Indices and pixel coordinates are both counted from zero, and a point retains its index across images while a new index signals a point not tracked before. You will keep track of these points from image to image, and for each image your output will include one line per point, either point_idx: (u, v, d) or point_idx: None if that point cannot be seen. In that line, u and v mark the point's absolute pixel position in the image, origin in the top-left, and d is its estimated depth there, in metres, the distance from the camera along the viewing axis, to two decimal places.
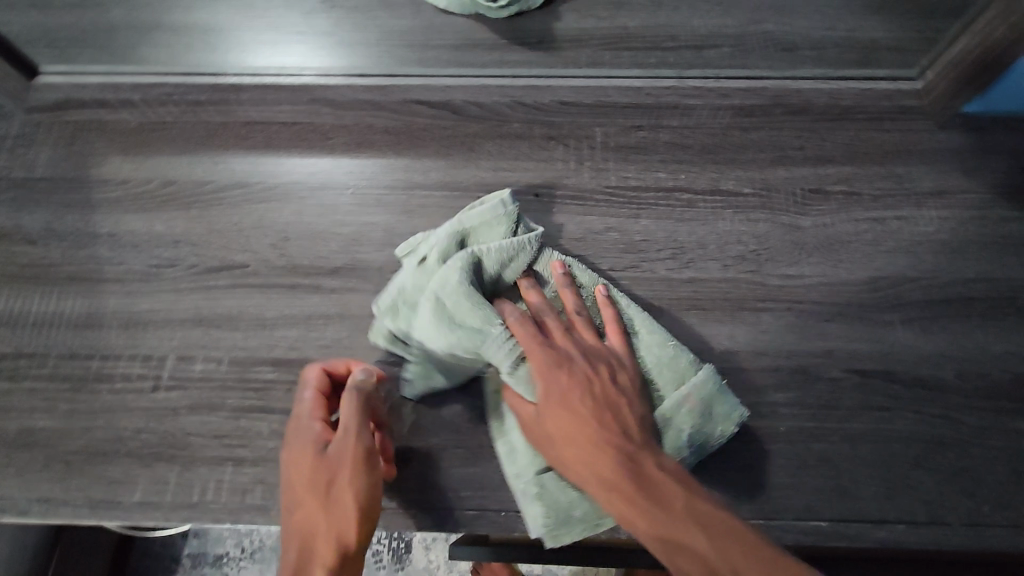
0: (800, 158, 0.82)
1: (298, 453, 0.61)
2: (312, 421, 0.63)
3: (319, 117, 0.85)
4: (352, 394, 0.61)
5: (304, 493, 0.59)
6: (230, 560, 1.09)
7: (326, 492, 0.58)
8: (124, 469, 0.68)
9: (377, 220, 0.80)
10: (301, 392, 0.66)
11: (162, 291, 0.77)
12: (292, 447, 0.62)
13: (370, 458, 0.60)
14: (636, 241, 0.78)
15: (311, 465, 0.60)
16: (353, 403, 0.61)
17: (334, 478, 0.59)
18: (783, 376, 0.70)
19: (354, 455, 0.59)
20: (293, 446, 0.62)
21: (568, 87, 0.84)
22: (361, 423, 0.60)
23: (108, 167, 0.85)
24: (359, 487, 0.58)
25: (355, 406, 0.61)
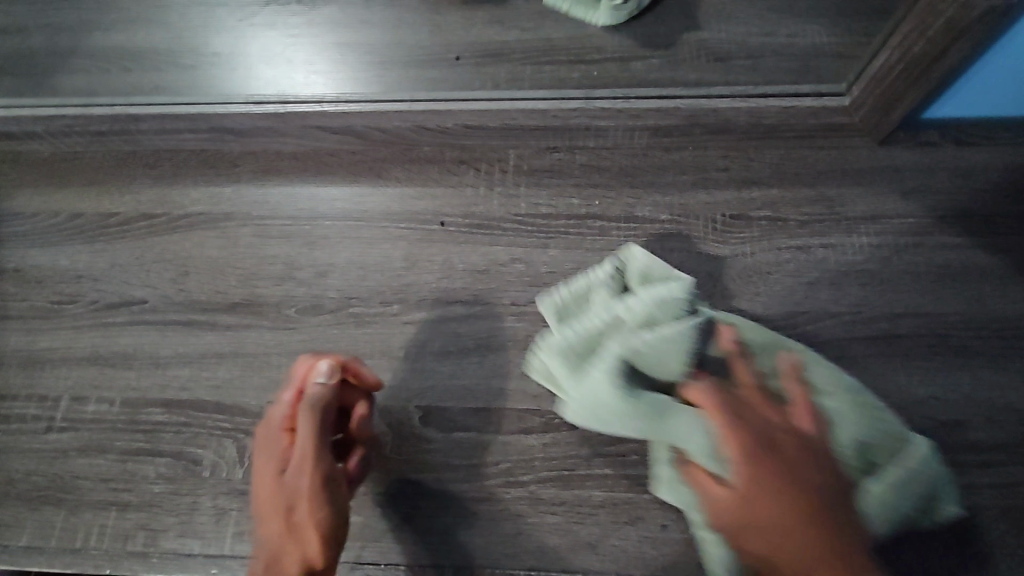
0: (724, 180, 0.76)
1: (271, 464, 0.61)
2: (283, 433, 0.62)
3: (225, 144, 0.83)
4: (311, 406, 0.60)
5: (271, 508, 0.59)
6: None
7: (291, 511, 0.58)
8: (13, 512, 0.68)
9: (278, 253, 0.78)
10: (283, 394, 0.64)
11: (62, 329, 0.76)
12: (262, 457, 0.62)
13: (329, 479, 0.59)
14: (541, 273, 0.74)
15: (278, 483, 0.60)
16: (310, 417, 0.60)
17: (297, 500, 0.58)
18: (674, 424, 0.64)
19: (315, 477, 0.58)
20: (263, 457, 0.62)
21: (469, 110, 0.78)
22: (321, 442, 0.60)
23: (19, 200, 0.84)
24: (321, 509, 0.57)
25: (315, 421, 0.60)
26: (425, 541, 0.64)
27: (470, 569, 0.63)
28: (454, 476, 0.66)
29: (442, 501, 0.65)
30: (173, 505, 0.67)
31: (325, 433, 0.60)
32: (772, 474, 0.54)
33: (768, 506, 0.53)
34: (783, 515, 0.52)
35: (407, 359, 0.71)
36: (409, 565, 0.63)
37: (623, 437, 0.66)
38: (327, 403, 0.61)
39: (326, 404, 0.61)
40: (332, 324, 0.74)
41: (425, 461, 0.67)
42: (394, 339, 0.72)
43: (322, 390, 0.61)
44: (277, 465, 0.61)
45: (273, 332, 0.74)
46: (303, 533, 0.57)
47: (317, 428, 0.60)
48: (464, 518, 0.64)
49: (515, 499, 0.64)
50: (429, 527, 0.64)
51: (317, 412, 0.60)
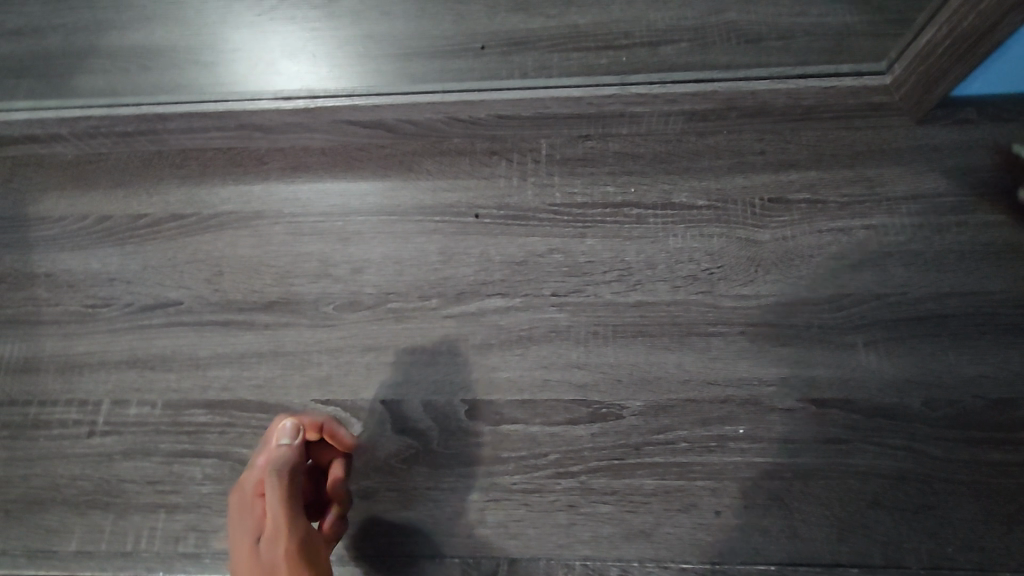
0: (760, 165, 0.75)
1: (245, 539, 0.59)
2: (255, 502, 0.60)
3: (252, 142, 0.83)
4: (278, 469, 0.59)
5: None
6: None
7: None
8: (61, 517, 0.68)
9: (312, 250, 0.77)
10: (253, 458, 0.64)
11: (98, 332, 0.76)
12: (235, 532, 0.60)
13: (308, 543, 0.57)
14: (580, 263, 0.73)
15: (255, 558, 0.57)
16: (277, 480, 0.59)
17: (276, 573, 0.56)
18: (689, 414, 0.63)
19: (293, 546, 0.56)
20: (237, 530, 0.60)
21: (501, 100, 0.77)
22: (295, 504, 0.58)
23: (45, 203, 0.83)
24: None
25: (286, 484, 0.59)
26: (478, 534, 0.64)
27: (525, 560, 0.62)
28: (504, 468, 0.66)
29: (493, 493, 0.65)
30: (222, 505, 0.67)
31: (296, 495, 0.59)
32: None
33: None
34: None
35: (449, 353, 0.71)
36: (462, 558, 0.63)
37: (672, 424, 0.65)
38: (295, 464, 0.60)
39: (295, 465, 0.60)
40: (371, 320, 0.73)
41: (474, 455, 0.66)
42: (435, 333, 0.72)
43: (288, 450, 0.61)
44: (251, 539, 0.58)
45: (312, 330, 0.73)
46: None
47: (288, 490, 0.58)
48: (516, 509, 0.64)
49: (566, 489, 0.64)
50: (482, 519, 0.64)
51: (285, 475, 0.59)
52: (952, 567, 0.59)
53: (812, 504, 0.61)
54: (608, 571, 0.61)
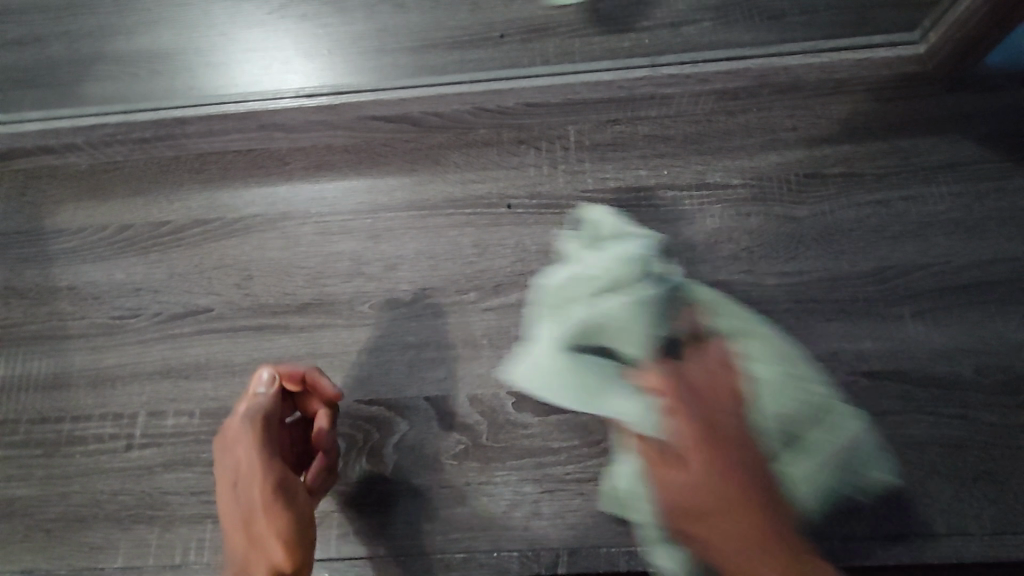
0: (792, 140, 0.75)
1: (222, 478, 0.59)
2: (234, 445, 0.59)
3: (273, 142, 0.81)
4: (253, 414, 0.60)
5: (229, 527, 0.57)
6: None
7: (249, 525, 0.57)
8: (105, 533, 0.66)
9: (343, 249, 0.76)
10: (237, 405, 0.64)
11: (128, 344, 0.74)
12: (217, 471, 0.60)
13: (282, 486, 0.58)
14: (618, 248, 0.73)
15: (232, 497, 0.58)
16: (251, 424, 0.59)
17: (251, 513, 0.57)
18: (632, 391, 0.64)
19: (266, 487, 0.57)
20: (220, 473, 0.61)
21: (532, 87, 0.77)
22: (271, 448, 0.59)
23: (63, 216, 0.81)
24: (281, 517, 0.56)
25: (258, 431, 0.59)
26: (535, 526, 0.63)
27: (585, 550, 0.62)
28: (558, 458, 0.65)
29: (548, 484, 0.64)
30: None
31: (272, 439, 0.60)
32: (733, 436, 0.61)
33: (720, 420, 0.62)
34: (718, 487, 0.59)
35: (490, 346, 0.70)
36: (521, 551, 0.62)
37: None
38: (270, 410, 0.61)
39: (269, 411, 0.61)
40: (409, 317, 0.72)
41: (525, 447, 0.66)
42: (475, 327, 0.71)
43: (263, 396, 0.61)
44: (228, 477, 0.58)
45: (350, 330, 0.72)
46: (265, 544, 0.56)
47: (261, 435, 0.59)
48: (574, 498, 0.63)
49: (622, 476, 0.63)
50: (539, 511, 0.63)
51: (259, 420, 0.60)
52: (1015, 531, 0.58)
53: (868, 476, 0.61)
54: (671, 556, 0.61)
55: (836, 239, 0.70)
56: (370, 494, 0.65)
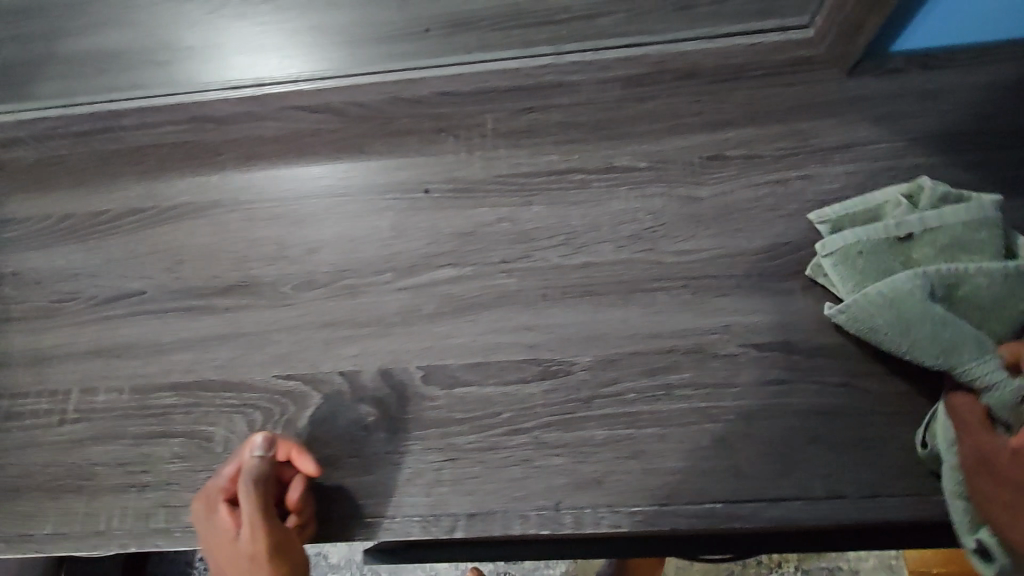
0: (697, 125, 0.78)
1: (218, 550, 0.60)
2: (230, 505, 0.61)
3: (206, 134, 0.85)
4: (250, 481, 0.59)
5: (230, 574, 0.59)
6: None
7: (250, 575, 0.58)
8: (36, 502, 0.70)
9: (269, 233, 0.80)
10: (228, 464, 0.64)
11: (65, 325, 0.78)
12: (210, 536, 0.62)
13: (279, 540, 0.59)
14: (526, 229, 0.76)
15: (231, 548, 0.59)
16: (246, 485, 0.60)
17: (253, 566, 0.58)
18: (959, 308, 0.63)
19: (265, 542, 0.58)
20: (213, 531, 0.61)
21: (442, 78, 0.80)
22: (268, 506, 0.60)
23: (10, 206, 0.85)
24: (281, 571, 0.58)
25: (257, 496, 0.59)
26: (437, 492, 0.66)
27: (482, 514, 0.64)
28: (461, 428, 0.68)
29: (450, 453, 0.67)
30: (191, 480, 0.69)
31: (268, 502, 0.60)
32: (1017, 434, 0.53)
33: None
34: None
35: (403, 323, 0.73)
36: (422, 516, 0.65)
37: (620, 375, 0.68)
38: (266, 476, 0.61)
39: (264, 477, 0.61)
40: (327, 298, 0.75)
41: (431, 419, 0.69)
42: (389, 306, 0.74)
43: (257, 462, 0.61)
44: (230, 534, 0.60)
45: (272, 311, 0.76)
46: None
47: (255, 493, 0.60)
48: (476, 465, 0.66)
49: (519, 446, 0.66)
50: (440, 478, 0.66)
51: (255, 486, 0.60)
52: (886, 494, 0.61)
53: (753, 442, 0.63)
54: (561, 518, 0.63)
55: (738, 219, 0.73)
56: None
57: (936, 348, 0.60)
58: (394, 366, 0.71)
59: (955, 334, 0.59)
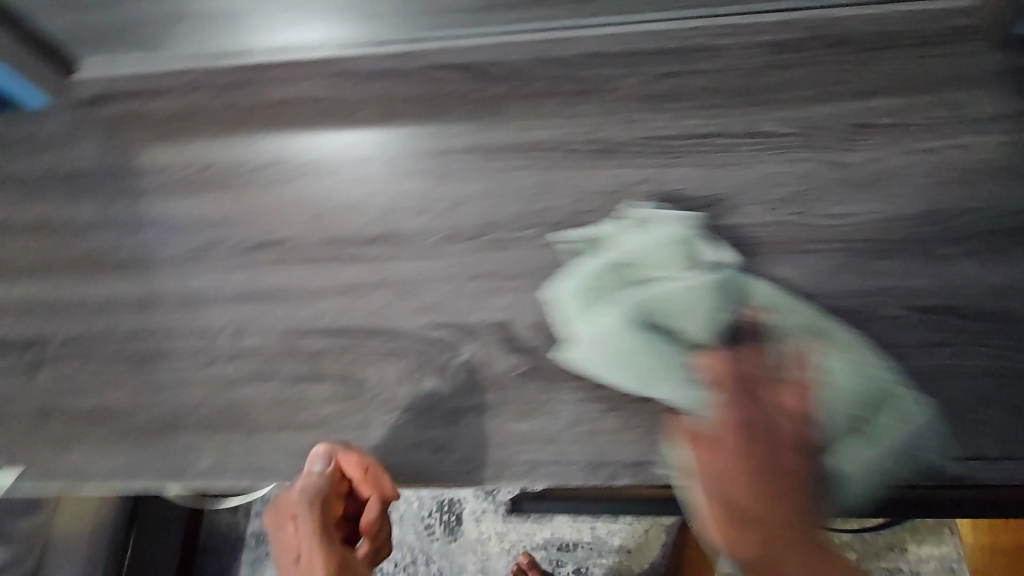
0: (844, 92, 0.78)
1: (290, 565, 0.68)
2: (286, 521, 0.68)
3: (347, 91, 0.86)
4: (312, 497, 0.65)
5: None
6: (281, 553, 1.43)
7: None
8: (191, 438, 0.71)
9: (411, 188, 0.81)
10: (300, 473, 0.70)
11: (213, 270, 0.79)
12: (276, 546, 0.70)
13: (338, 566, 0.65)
14: (673, 190, 0.76)
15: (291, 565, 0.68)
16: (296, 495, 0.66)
17: None
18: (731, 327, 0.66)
19: (328, 561, 0.65)
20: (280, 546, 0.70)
21: (594, 36, 0.81)
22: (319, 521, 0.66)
23: (150, 155, 0.87)
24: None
25: (314, 515, 0.66)
26: (597, 441, 0.66)
27: (645, 463, 0.65)
28: (617, 381, 0.68)
29: (608, 403, 0.67)
30: (347, 421, 0.70)
31: (322, 520, 0.67)
32: (757, 423, 0.57)
33: (774, 418, 0.58)
34: (762, 507, 0.53)
35: (551, 278, 0.74)
36: (583, 464, 0.66)
37: None
38: (324, 493, 0.66)
39: (327, 493, 0.66)
40: (473, 251, 0.76)
41: (587, 370, 0.69)
42: (536, 260, 0.75)
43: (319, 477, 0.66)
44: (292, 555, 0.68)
45: (418, 262, 0.77)
46: None
47: (309, 510, 0.66)
48: (636, 416, 0.67)
49: None
50: (599, 428, 0.67)
51: (316, 501, 0.66)
52: None
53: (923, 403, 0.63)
54: None
55: (892, 186, 0.73)
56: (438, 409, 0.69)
57: (847, 419, 0.59)
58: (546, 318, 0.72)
59: (859, 421, 0.59)
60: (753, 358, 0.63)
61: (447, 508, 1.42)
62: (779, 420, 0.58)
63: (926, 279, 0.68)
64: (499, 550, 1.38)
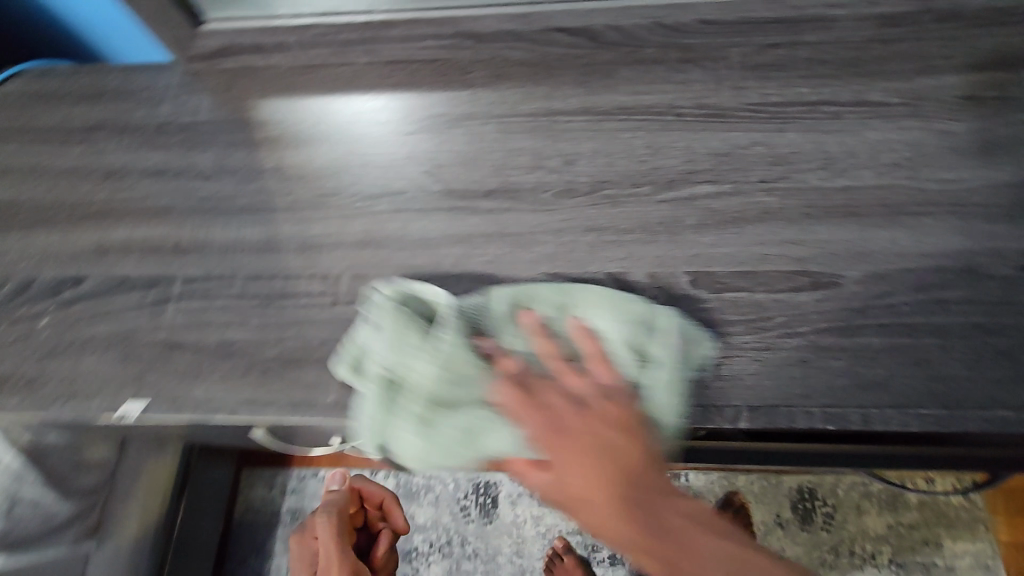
0: (949, 67, 0.81)
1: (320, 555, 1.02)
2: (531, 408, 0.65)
3: (460, 53, 0.89)
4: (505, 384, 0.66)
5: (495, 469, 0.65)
6: None
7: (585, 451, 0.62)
8: (318, 373, 0.74)
9: (524, 146, 0.84)
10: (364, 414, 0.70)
11: (331, 217, 0.82)
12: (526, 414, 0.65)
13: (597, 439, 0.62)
14: (783, 153, 0.79)
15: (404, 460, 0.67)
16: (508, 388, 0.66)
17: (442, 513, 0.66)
18: (567, 361, 0.69)
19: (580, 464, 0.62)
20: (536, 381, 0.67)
21: (708, 4, 0.86)
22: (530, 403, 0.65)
23: (264, 108, 0.90)
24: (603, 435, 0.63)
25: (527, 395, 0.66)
26: (719, 385, 0.68)
27: (766, 407, 0.67)
28: (737, 330, 0.71)
29: (727, 351, 0.70)
30: None
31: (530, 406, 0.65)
32: (590, 432, 0.63)
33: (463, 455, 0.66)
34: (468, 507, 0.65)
35: (665, 233, 0.77)
36: (705, 407, 0.68)
37: (894, 290, 0.70)
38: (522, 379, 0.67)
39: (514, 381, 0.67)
40: (589, 206, 0.79)
41: (705, 320, 0.72)
42: (651, 216, 0.78)
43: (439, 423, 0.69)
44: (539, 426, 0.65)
45: (534, 214, 0.79)
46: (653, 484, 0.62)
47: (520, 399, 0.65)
48: (755, 363, 0.69)
49: (797, 348, 0.69)
50: (720, 373, 0.69)
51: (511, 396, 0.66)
52: None
53: None
54: (849, 417, 0.65)
55: (1000, 154, 0.76)
56: None
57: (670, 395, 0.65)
58: (664, 272, 0.75)
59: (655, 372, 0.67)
60: (605, 366, 0.67)
61: (482, 491, 1.45)
62: (597, 424, 0.63)
63: (945, 250, 0.72)
64: (534, 534, 1.42)
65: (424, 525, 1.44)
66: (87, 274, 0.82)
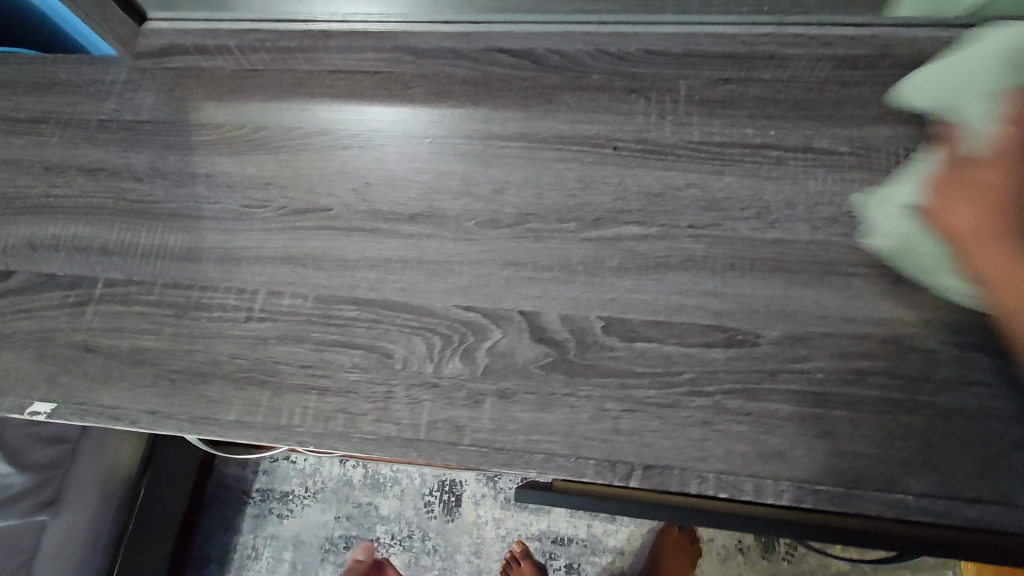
0: (907, 116, 0.75)
1: None
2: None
3: (401, 67, 0.87)
4: None
5: None
6: (296, 496, 1.41)
7: None
8: (221, 389, 0.74)
9: (455, 169, 0.81)
10: None
11: (254, 229, 0.81)
12: None
13: None
14: (717, 198, 0.75)
15: None
16: None
17: None
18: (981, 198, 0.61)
19: None
20: None
21: (657, 34, 0.78)
22: None
23: (204, 111, 0.89)
24: None
25: None
26: (615, 440, 0.66)
27: (660, 468, 0.65)
28: (642, 384, 0.68)
29: (628, 404, 0.68)
30: (370, 392, 0.72)
31: None
32: None
33: None
34: None
35: (583, 273, 0.74)
36: (598, 461, 0.66)
37: (810, 355, 0.67)
38: None
39: None
40: (511, 238, 0.77)
41: (612, 370, 0.69)
42: (572, 254, 0.75)
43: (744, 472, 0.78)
44: None
45: (454, 243, 0.78)
46: None
47: None
48: (655, 420, 0.67)
49: (700, 408, 0.66)
50: (618, 427, 0.67)
51: None
52: None
53: (953, 441, 0.62)
54: (742, 486, 0.63)
55: None
56: (459, 389, 0.71)
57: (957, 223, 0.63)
58: (577, 315, 0.72)
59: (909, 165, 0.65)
60: None
61: (447, 489, 1.39)
62: None
63: (872, 317, 0.68)
64: (494, 537, 1.36)
65: (386, 517, 1.39)
66: (16, 269, 0.83)
